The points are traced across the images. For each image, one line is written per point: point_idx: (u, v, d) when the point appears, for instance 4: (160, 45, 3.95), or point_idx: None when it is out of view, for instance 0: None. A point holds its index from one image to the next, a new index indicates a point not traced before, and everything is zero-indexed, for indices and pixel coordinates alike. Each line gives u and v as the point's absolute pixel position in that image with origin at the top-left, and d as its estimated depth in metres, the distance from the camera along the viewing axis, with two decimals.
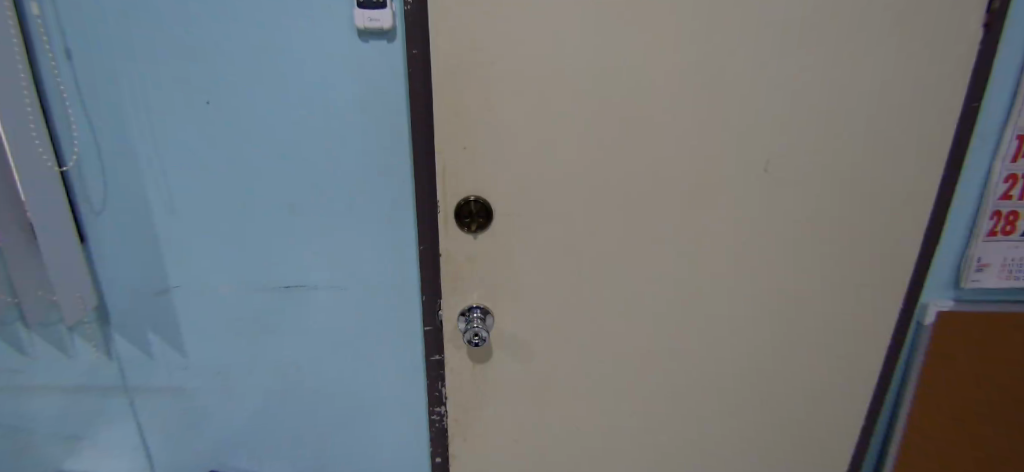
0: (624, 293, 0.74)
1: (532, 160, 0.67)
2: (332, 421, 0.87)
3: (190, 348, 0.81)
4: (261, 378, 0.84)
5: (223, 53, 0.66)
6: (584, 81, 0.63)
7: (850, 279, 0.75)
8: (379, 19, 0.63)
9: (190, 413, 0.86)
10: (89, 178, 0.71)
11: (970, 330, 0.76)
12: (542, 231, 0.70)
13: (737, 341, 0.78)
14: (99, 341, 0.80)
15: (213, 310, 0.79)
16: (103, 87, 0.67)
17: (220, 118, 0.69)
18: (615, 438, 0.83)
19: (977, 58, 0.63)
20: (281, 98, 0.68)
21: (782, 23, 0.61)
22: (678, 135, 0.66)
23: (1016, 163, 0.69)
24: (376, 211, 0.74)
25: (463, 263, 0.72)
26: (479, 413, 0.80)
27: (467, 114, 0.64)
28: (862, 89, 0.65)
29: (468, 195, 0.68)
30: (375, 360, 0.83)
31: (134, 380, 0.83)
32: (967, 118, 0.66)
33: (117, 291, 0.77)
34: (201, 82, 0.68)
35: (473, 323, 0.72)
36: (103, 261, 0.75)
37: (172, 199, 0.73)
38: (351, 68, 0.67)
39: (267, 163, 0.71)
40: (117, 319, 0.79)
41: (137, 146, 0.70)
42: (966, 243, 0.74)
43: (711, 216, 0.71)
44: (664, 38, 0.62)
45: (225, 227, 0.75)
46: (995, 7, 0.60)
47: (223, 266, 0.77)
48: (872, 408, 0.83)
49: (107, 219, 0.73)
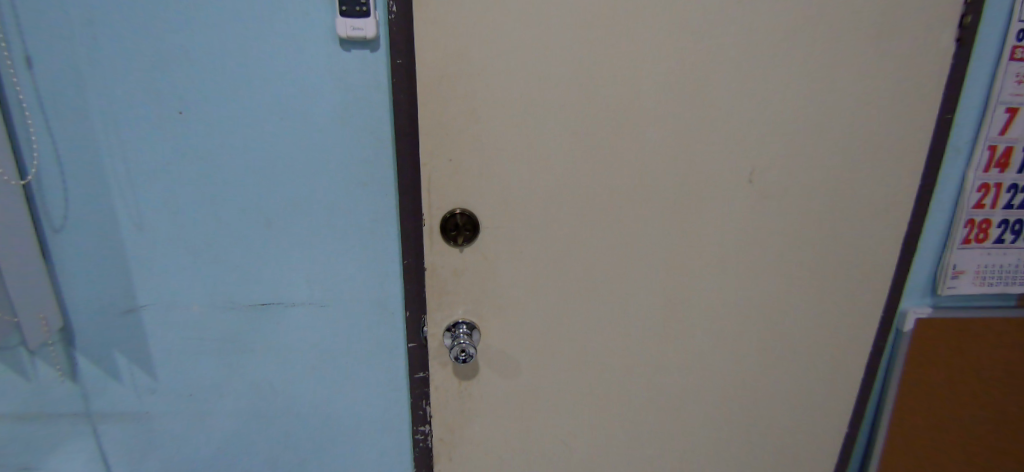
0: (613, 305, 0.73)
1: (519, 172, 0.66)
2: (310, 443, 0.84)
3: (160, 369, 0.77)
4: (238, 400, 0.80)
5: (197, 63, 0.64)
6: (571, 93, 0.63)
7: (833, 288, 0.76)
8: (362, 28, 0.62)
9: (159, 438, 0.81)
10: (51, 193, 0.67)
11: (950, 335, 0.78)
12: (529, 244, 0.69)
13: (725, 351, 0.78)
14: (62, 365, 0.75)
15: (185, 330, 0.75)
16: (67, 96, 0.64)
17: (193, 128, 0.66)
18: (607, 451, 0.82)
19: (950, 72, 0.66)
20: (259, 109, 0.66)
21: (761, 36, 0.63)
22: (663, 145, 0.66)
23: (988, 173, 0.71)
24: (357, 225, 0.72)
25: (449, 277, 0.70)
26: (465, 432, 0.78)
27: (453, 126, 0.63)
28: (840, 101, 0.67)
29: (453, 208, 0.66)
30: (357, 378, 0.80)
31: (99, 405, 0.78)
32: (942, 129, 0.69)
33: (83, 311, 0.73)
34: (175, 91, 0.65)
35: (459, 339, 0.70)
36: (67, 279, 0.71)
37: (140, 212, 0.69)
38: (333, 77, 0.65)
39: (242, 177, 0.69)
40: (81, 341, 0.74)
41: (102, 158, 0.67)
42: (942, 251, 0.75)
43: (699, 227, 0.71)
44: (649, 50, 0.62)
45: (198, 242, 0.71)
46: (966, 23, 0.64)
47: (197, 284, 0.73)
48: (854, 417, 0.83)
49: (71, 234, 0.69)
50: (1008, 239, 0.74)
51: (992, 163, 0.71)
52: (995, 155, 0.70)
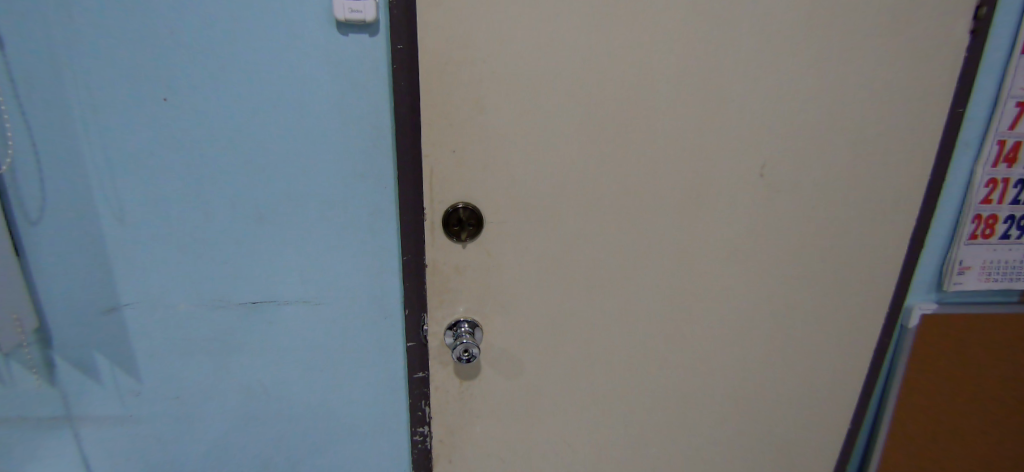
0: (619, 302, 0.71)
1: (523, 164, 0.63)
2: (303, 446, 0.81)
3: (145, 371, 0.73)
4: (228, 403, 0.77)
5: (184, 46, 0.61)
6: (579, 83, 0.61)
7: (841, 283, 0.75)
8: (361, 10, 0.59)
9: (144, 444, 0.78)
10: (26, 185, 0.63)
11: (953, 331, 0.77)
12: (533, 240, 0.67)
13: (731, 349, 0.76)
14: (39, 367, 0.71)
15: (171, 330, 0.72)
16: (42, 82, 0.60)
17: (179, 117, 0.63)
18: (610, 451, 0.80)
19: (963, 64, 0.65)
20: (250, 97, 0.63)
21: (774, 25, 0.61)
22: (672, 137, 0.64)
23: (996, 168, 0.70)
24: (354, 220, 0.69)
25: (451, 274, 0.67)
26: (465, 434, 0.75)
27: (456, 115, 0.60)
28: (851, 94, 0.65)
29: (456, 202, 0.64)
30: (352, 378, 0.77)
31: (80, 408, 0.74)
32: (952, 123, 0.67)
33: (61, 311, 0.69)
34: (159, 78, 0.61)
35: (462, 339, 0.68)
36: (45, 277, 0.67)
37: (122, 205, 0.65)
38: (328, 63, 0.62)
39: (232, 169, 0.65)
40: (60, 342, 0.70)
41: (81, 147, 0.63)
42: (948, 247, 0.75)
43: (708, 223, 0.69)
44: (659, 38, 0.60)
45: (184, 238, 0.68)
46: (982, 14, 0.63)
47: (184, 281, 0.70)
48: (856, 415, 0.83)
49: (47, 229, 0.65)
50: (1014, 235, 0.74)
51: (1001, 158, 0.70)
52: (1003, 150, 0.70)
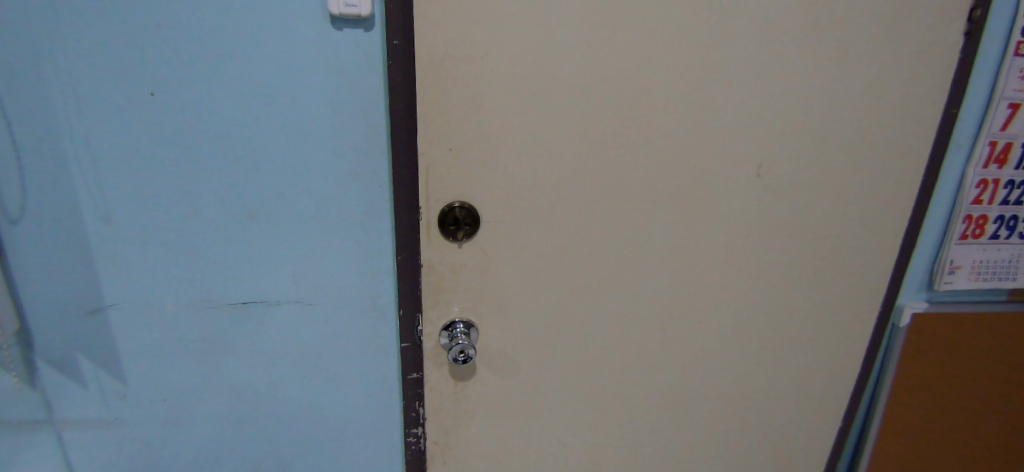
0: (616, 302, 0.71)
1: (521, 163, 0.62)
2: (293, 448, 0.80)
3: (131, 373, 0.71)
4: (217, 405, 0.75)
5: (173, 39, 0.59)
6: (578, 81, 0.60)
7: (835, 283, 0.75)
8: (356, 5, 0.58)
9: (129, 448, 0.76)
10: (5, 181, 0.61)
11: (944, 330, 0.78)
12: (530, 239, 0.66)
13: (726, 348, 0.76)
14: (19, 370, 0.69)
15: (158, 331, 0.70)
16: (21, 75, 0.58)
17: (168, 112, 0.61)
18: (605, 451, 0.80)
19: (957, 66, 0.65)
20: (241, 92, 0.61)
21: (774, 25, 0.61)
22: (670, 137, 0.64)
23: (987, 169, 0.71)
24: (346, 219, 0.68)
25: (446, 274, 0.66)
26: (460, 435, 0.74)
27: (454, 113, 0.59)
28: (848, 95, 0.65)
29: (452, 201, 0.63)
30: (345, 379, 0.76)
31: (62, 412, 0.72)
32: (946, 124, 0.68)
33: (43, 311, 0.67)
34: (146, 71, 0.60)
35: (458, 339, 0.67)
36: (26, 277, 0.65)
37: (107, 203, 0.63)
38: (322, 58, 0.61)
39: (221, 167, 0.64)
40: (42, 343, 0.68)
41: (64, 143, 0.60)
42: (939, 247, 0.76)
43: (705, 222, 0.69)
44: (659, 37, 0.60)
45: (172, 237, 0.66)
46: (976, 16, 0.63)
47: (171, 281, 0.68)
48: (848, 412, 0.83)
49: (28, 227, 0.63)
50: (1003, 235, 0.75)
51: (992, 159, 0.71)
52: (994, 151, 0.70)
